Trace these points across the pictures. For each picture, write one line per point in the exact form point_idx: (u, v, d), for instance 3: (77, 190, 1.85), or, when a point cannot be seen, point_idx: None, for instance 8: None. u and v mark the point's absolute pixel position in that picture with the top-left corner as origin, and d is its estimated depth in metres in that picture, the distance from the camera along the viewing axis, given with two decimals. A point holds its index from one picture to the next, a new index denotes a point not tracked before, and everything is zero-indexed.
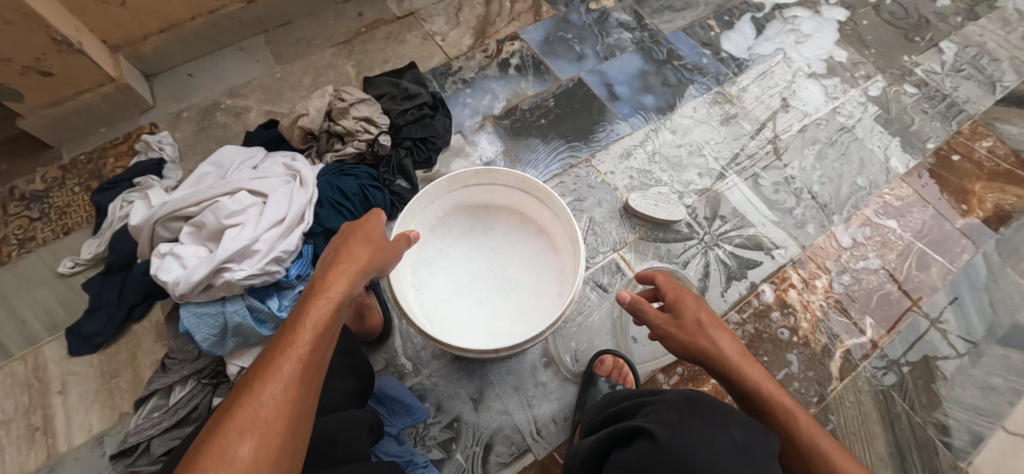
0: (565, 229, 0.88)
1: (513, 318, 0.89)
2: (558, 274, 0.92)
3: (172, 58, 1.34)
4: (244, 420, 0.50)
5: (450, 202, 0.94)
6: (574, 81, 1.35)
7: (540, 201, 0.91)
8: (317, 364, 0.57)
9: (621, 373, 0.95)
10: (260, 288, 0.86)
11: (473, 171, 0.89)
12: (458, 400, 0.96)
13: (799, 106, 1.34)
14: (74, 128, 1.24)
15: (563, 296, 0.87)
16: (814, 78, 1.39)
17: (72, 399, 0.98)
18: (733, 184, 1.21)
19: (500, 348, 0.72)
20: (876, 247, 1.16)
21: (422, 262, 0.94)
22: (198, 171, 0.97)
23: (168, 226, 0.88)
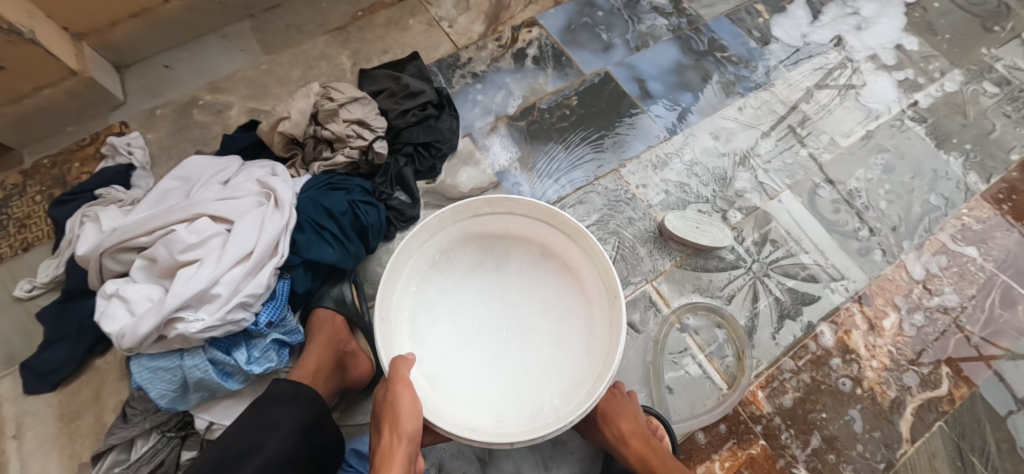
0: (600, 273, 0.73)
1: (530, 380, 0.73)
2: (587, 326, 0.75)
3: (147, 47, 1.18)
4: None
5: (457, 232, 0.79)
6: (601, 75, 1.17)
7: (569, 236, 0.76)
8: None
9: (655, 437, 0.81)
10: (226, 337, 0.74)
11: (487, 198, 0.74)
12: (464, 460, 0.82)
13: (869, 104, 1.16)
14: (35, 128, 1.10)
15: (594, 358, 0.71)
16: (884, 71, 1.20)
17: (26, 444, 0.85)
18: (785, 201, 1.04)
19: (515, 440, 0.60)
20: (953, 280, 0.99)
21: (419, 303, 0.77)
22: (160, 186, 0.83)
23: (117, 258, 0.75)
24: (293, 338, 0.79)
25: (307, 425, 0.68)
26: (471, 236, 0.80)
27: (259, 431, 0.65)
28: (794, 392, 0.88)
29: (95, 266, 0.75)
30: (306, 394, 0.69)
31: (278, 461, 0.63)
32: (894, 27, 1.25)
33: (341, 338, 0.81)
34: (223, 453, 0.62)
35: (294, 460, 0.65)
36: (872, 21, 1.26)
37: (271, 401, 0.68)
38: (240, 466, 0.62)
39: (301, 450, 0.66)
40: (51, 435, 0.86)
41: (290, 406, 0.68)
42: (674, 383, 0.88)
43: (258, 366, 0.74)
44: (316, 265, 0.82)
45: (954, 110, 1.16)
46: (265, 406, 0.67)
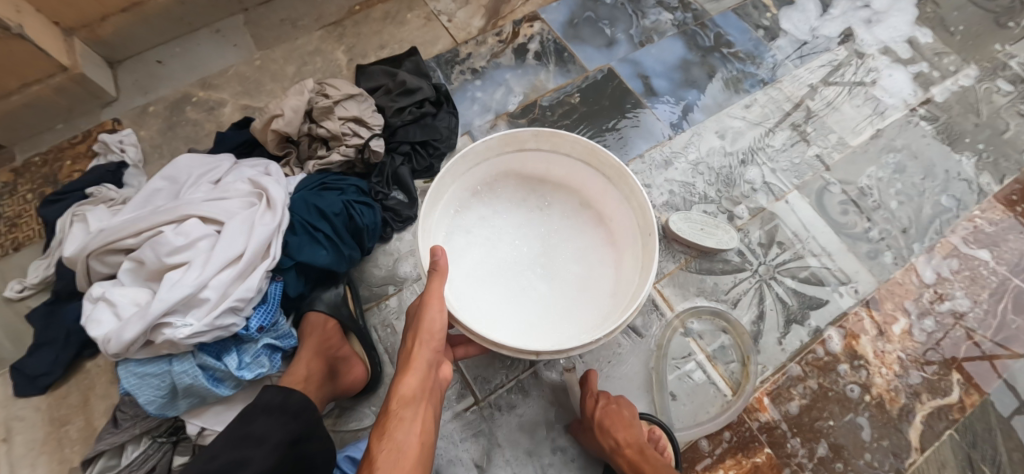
0: (636, 219, 0.72)
1: (557, 315, 0.72)
2: (615, 273, 0.74)
3: (139, 42, 1.16)
4: None
5: (502, 165, 0.78)
6: (603, 72, 1.14)
7: (608, 179, 0.74)
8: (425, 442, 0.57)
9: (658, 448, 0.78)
10: (215, 342, 0.72)
11: (535, 130, 0.72)
12: (461, 466, 0.79)
13: (884, 98, 1.13)
14: (24, 125, 1.07)
15: (619, 299, 0.70)
16: (899, 63, 1.17)
17: (16, 449, 0.84)
18: (792, 201, 1.02)
19: (543, 351, 0.59)
20: (965, 284, 0.96)
21: (456, 229, 0.76)
22: (149, 186, 0.81)
23: (104, 260, 0.73)
24: (285, 342, 0.77)
25: (295, 436, 0.66)
26: (511, 173, 0.79)
27: (245, 444, 0.62)
28: (801, 399, 0.86)
29: (82, 268, 0.73)
30: (295, 404, 0.68)
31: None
32: (906, 21, 1.22)
33: (333, 344, 0.79)
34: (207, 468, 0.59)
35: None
36: (883, 14, 1.23)
37: (258, 412, 0.66)
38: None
39: (289, 463, 0.64)
40: (40, 439, 0.85)
41: (277, 417, 0.66)
42: (677, 389, 0.86)
43: (249, 371, 0.72)
44: (308, 268, 0.81)
45: (966, 109, 1.12)
46: (253, 418, 0.65)
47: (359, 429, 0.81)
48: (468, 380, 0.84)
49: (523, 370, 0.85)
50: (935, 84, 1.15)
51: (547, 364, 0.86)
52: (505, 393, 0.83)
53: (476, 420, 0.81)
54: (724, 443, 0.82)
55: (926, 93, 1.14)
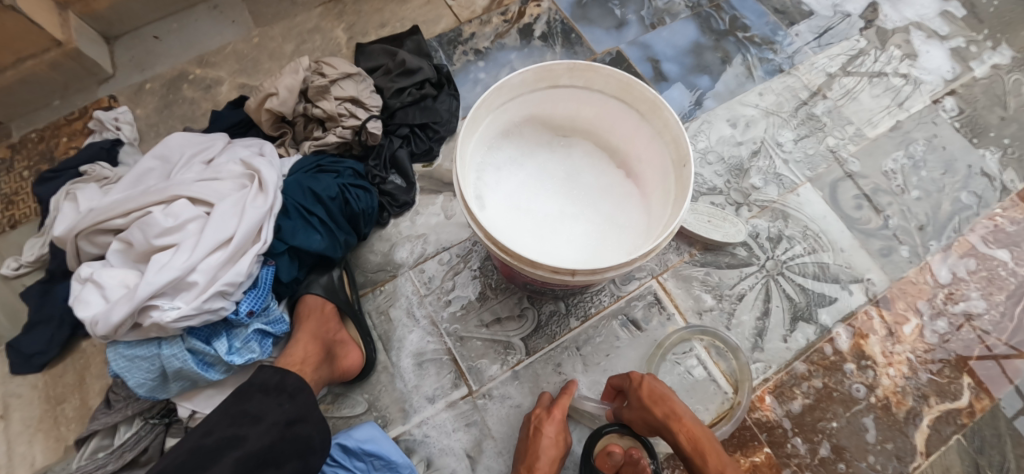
0: (670, 153, 0.64)
1: (589, 249, 0.65)
2: (648, 214, 0.67)
3: (135, 16, 1.14)
4: None
5: (532, 103, 0.69)
6: (612, 55, 1.10)
7: (641, 116, 0.67)
8: None
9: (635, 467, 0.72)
10: (205, 325, 0.70)
11: (571, 62, 0.63)
12: (453, 456, 0.78)
13: (918, 78, 1.09)
14: (19, 100, 1.06)
15: (651, 236, 0.63)
16: (936, 39, 1.13)
17: (13, 426, 0.84)
18: (805, 194, 0.98)
19: (578, 270, 0.55)
20: (981, 285, 0.92)
21: (485, 165, 0.69)
22: (139, 165, 0.79)
23: (94, 241, 0.72)
24: (277, 328, 0.75)
25: (292, 416, 0.64)
26: (540, 114, 0.71)
27: (240, 423, 0.62)
28: (804, 398, 0.83)
29: (72, 248, 0.72)
30: (292, 383, 0.66)
31: (258, 455, 0.60)
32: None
33: (330, 328, 0.78)
34: (201, 445, 0.59)
35: (278, 453, 0.62)
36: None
37: (254, 390, 0.64)
38: (218, 459, 0.58)
39: (284, 444, 0.63)
40: (37, 418, 0.85)
41: (271, 397, 0.65)
42: (677, 385, 0.83)
43: (239, 356, 0.71)
44: (302, 252, 0.78)
45: (993, 101, 1.07)
46: (247, 396, 0.64)
47: (351, 416, 0.80)
48: (463, 370, 0.82)
49: (518, 362, 0.83)
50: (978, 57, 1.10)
51: (543, 356, 0.83)
52: (500, 385, 0.82)
53: (470, 410, 0.80)
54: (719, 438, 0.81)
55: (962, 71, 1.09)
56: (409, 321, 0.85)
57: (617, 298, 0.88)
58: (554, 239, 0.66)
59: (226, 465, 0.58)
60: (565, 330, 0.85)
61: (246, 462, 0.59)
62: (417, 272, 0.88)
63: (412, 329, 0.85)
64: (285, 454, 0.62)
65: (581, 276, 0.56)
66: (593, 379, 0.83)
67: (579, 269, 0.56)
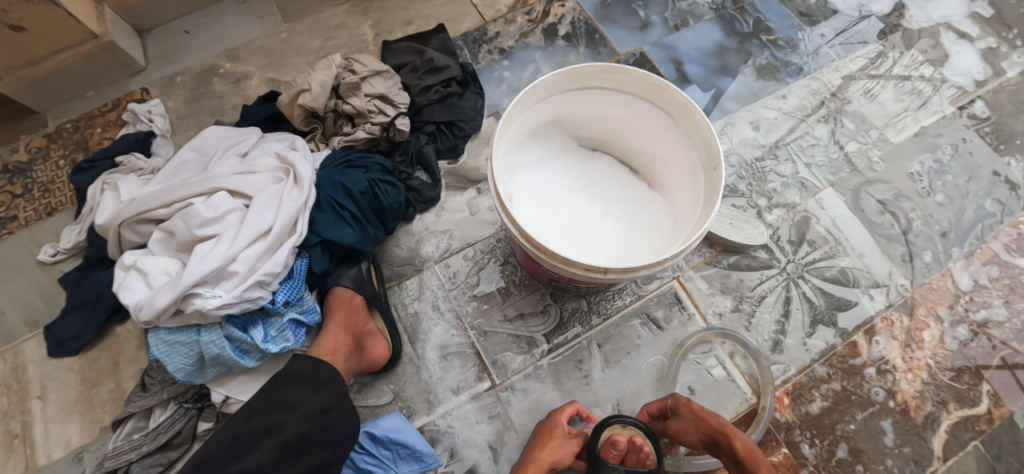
0: (700, 156, 0.66)
1: (615, 246, 0.67)
2: (673, 214, 0.69)
3: (167, 10, 1.16)
4: None
5: (562, 105, 0.71)
6: (635, 56, 1.11)
7: (670, 118, 0.69)
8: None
9: (640, 456, 0.72)
10: (242, 314, 0.73)
11: (603, 65, 0.65)
12: (475, 447, 0.79)
13: (943, 84, 1.09)
14: (55, 91, 1.09)
15: (677, 236, 0.65)
16: (967, 40, 1.12)
17: (50, 407, 0.87)
18: (827, 198, 0.98)
19: (611, 268, 0.56)
20: (1003, 293, 0.92)
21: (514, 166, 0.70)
22: (177, 157, 0.81)
23: (136, 230, 0.74)
24: (310, 318, 0.77)
25: (326, 405, 0.66)
26: (568, 114, 0.73)
27: (279, 409, 0.64)
28: (823, 400, 0.84)
29: (114, 237, 0.74)
30: (325, 373, 0.68)
31: (295, 441, 0.62)
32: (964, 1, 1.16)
33: (359, 320, 0.80)
34: (242, 430, 0.61)
35: (312, 441, 0.63)
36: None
37: (290, 378, 0.67)
38: (258, 444, 0.61)
39: (318, 432, 0.64)
40: (72, 399, 0.88)
41: (306, 386, 0.67)
42: (697, 385, 0.84)
43: (274, 345, 0.73)
44: (333, 245, 0.80)
45: (1020, 108, 1.06)
46: (284, 384, 0.66)
47: (377, 406, 0.82)
48: (486, 364, 0.84)
49: (541, 357, 0.84)
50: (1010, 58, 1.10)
51: (565, 352, 0.85)
52: (523, 379, 0.83)
53: (493, 403, 0.82)
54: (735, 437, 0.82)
55: (995, 69, 1.10)
56: (434, 314, 0.87)
57: (638, 297, 0.89)
58: (581, 236, 0.69)
59: (266, 449, 0.60)
60: (587, 327, 0.87)
61: (284, 447, 0.61)
62: (442, 267, 0.90)
63: (437, 322, 0.87)
64: (317, 442, 0.64)
65: (613, 274, 0.57)
66: (613, 376, 0.84)
67: (613, 267, 0.58)
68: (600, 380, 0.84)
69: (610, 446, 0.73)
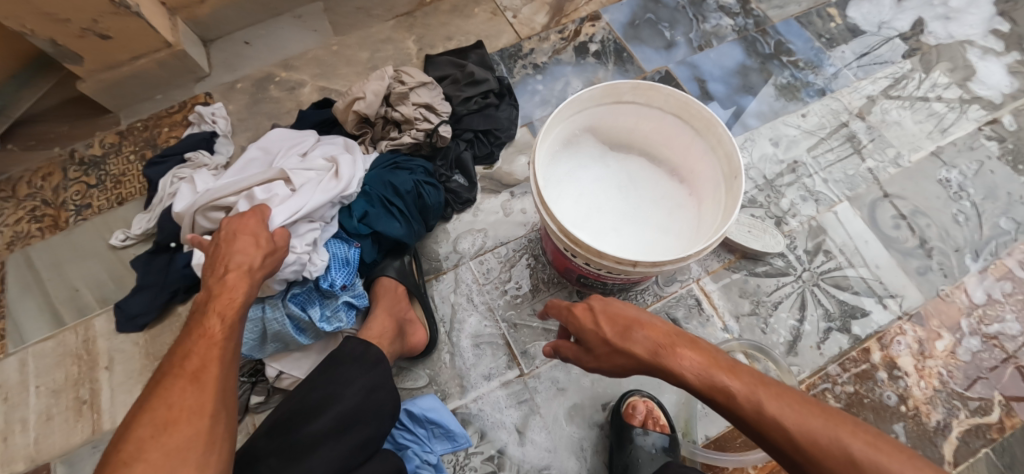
0: (723, 167, 0.72)
1: (642, 245, 0.75)
2: (697, 219, 0.76)
3: (230, 23, 1.28)
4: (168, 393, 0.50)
5: (596, 117, 0.78)
6: (661, 73, 1.18)
7: (696, 132, 0.75)
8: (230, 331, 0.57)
9: (655, 421, 0.82)
10: (302, 295, 0.80)
11: (635, 81, 0.72)
12: (503, 430, 0.86)
13: (961, 106, 1.13)
14: (128, 93, 1.21)
15: (704, 239, 0.72)
16: (992, 55, 1.18)
17: (117, 376, 0.96)
18: (842, 212, 1.03)
19: (641, 261, 0.62)
20: (1017, 307, 0.95)
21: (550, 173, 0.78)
22: (245, 155, 0.91)
23: (208, 216, 0.82)
24: (360, 301, 0.84)
25: (375, 383, 0.72)
26: (602, 125, 0.80)
27: (335, 384, 0.70)
28: (835, 402, 0.88)
29: (188, 222, 0.82)
30: (375, 354, 0.74)
31: (351, 413, 0.68)
32: (984, 21, 1.21)
33: (402, 307, 0.87)
34: (306, 398, 0.68)
35: (364, 414, 0.70)
36: (960, 13, 1.22)
37: (343, 359, 0.73)
38: (321, 413, 0.67)
39: (369, 407, 0.70)
40: (137, 370, 0.97)
41: (359, 365, 0.73)
42: None
43: (328, 324, 0.80)
44: (382, 237, 0.89)
45: None
46: (338, 364, 0.72)
47: (413, 388, 0.89)
48: (516, 354, 0.90)
49: None
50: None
51: None
52: (550, 369, 0.89)
53: (521, 390, 0.88)
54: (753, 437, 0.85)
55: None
56: (468, 306, 0.94)
57: (659, 298, 0.94)
58: (612, 239, 0.76)
59: (327, 418, 0.66)
60: None
61: (341, 418, 0.67)
62: (477, 263, 0.97)
63: (471, 313, 0.93)
64: (368, 417, 0.70)
65: (642, 268, 0.63)
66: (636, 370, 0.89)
67: (641, 261, 0.64)
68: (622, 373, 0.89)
69: (631, 410, 0.82)
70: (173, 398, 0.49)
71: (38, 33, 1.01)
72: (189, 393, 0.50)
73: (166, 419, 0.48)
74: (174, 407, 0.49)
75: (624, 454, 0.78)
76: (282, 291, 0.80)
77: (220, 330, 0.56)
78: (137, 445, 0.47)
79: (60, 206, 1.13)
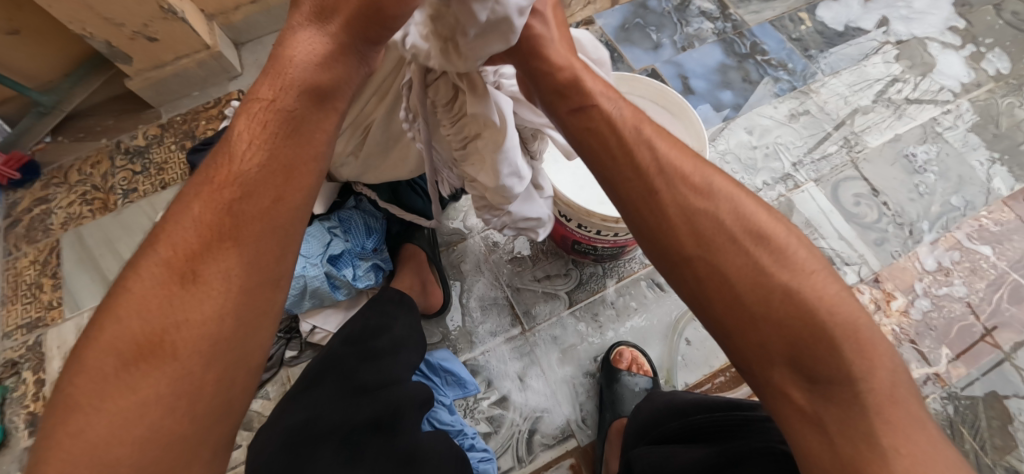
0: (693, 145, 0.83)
1: None
2: None
3: (261, 28, 1.42)
4: (141, 300, 0.41)
5: None
6: (648, 71, 1.31)
7: (673, 117, 0.86)
8: (223, 219, 0.45)
9: (640, 366, 0.94)
10: (337, 257, 0.93)
11: (618, 75, 0.87)
12: (507, 378, 0.98)
13: (918, 98, 1.26)
14: (170, 90, 1.35)
15: None
16: (951, 49, 1.31)
17: None
18: (809, 191, 1.15)
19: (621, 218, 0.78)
20: (964, 274, 1.07)
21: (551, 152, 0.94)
22: None
23: None
24: (387, 264, 0.97)
25: (413, 323, 0.87)
26: None
27: (387, 316, 0.84)
28: None
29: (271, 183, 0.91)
30: (410, 301, 0.89)
31: (402, 338, 0.82)
32: (943, 21, 1.34)
33: (426, 271, 1.00)
34: (367, 323, 0.81)
35: (410, 342, 0.84)
36: (921, 13, 1.35)
37: (388, 301, 0.86)
38: (379, 335, 0.80)
39: (413, 337, 0.85)
40: None
41: (399, 307, 0.88)
42: (694, 336, 1.00)
43: (361, 282, 0.94)
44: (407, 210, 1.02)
45: (987, 120, 1.23)
46: (383, 303, 0.85)
47: (429, 344, 1.01)
48: (519, 313, 1.03)
49: (564, 309, 1.03)
50: (990, 69, 1.28)
51: (583, 307, 1.03)
52: (549, 326, 1.01)
53: (523, 344, 1.00)
54: (726, 383, 0.97)
55: (977, 76, 1.28)
56: (476, 272, 1.06)
57: (645, 265, 1.06)
58: None
59: (386, 338, 0.80)
60: (603, 287, 1.04)
61: (396, 339, 0.81)
62: (484, 236, 1.09)
63: (479, 278, 1.06)
64: (411, 349, 0.83)
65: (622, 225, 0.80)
66: (625, 326, 1.01)
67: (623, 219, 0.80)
68: (611, 329, 1.01)
69: (618, 357, 0.95)
70: (149, 307, 0.41)
71: (96, 36, 1.15)
72: (174, 312, 0.41)
73: (146, 341, 0.40)
74: (153, 322, 0.41)
75: (613, 392, 0.90)
76: (321, 254, 0.92)
77: (207, 226, 0.44)
78: (96, 378, 0.39)
79: (109, 190, 1.27)
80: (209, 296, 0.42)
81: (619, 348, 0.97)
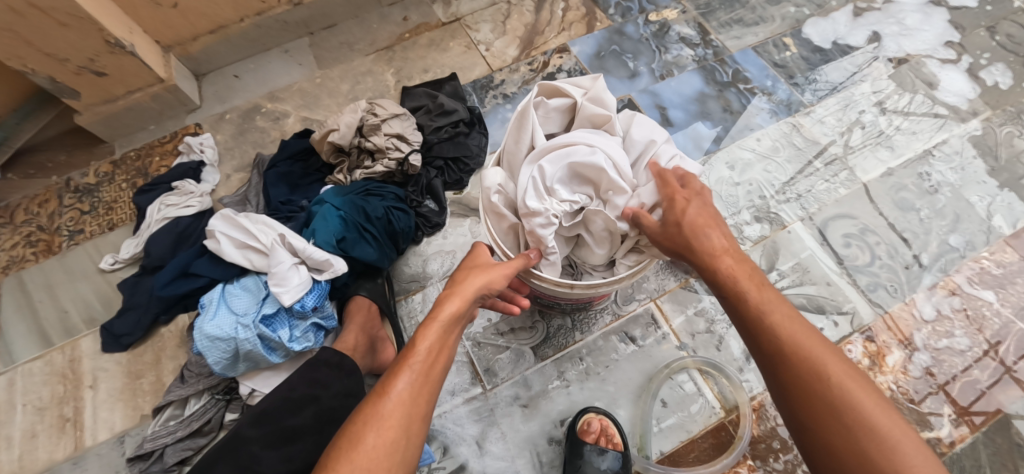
0: None
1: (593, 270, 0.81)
2: None
3: (221, 58, 1.36)
4: (372, 413, 0.54)
5: None
6: (624, 102, 1.24)
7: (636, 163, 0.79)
8: (433, 372, 0.59)
9: (609, 438, 0.86)
10: (273, 316, 0.86)
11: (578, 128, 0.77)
12: (464, 444, 0.89)
13: (912, 127, 1.18)
14: (123, 124, 1.28)
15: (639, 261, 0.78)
16: (951, 64, 1.24)
17: (100, 395, 1.01)
18: (796, 231, 1.07)
19: (576, 284, 0.72)
20: (965, 323, 0.98)
21: None
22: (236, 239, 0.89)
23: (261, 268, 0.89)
24: (329, 323, 0.91)
25: (348, 391, 0.80)
26: None
27: (314, 386, 0.77)
28: None
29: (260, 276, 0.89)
30: (350, 364, 0.81)
31: (328, 411, 0.77)
32: (936, 38, 1.28)
33: (374, 326, 0.92)
34: (290, 396, 0.75)
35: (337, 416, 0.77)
36: (914, 30, 1.29)
37: (322, 364, 0.79)
38: (303, 409, 0.75)
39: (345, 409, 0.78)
40: (119, 389, 1.01)
41: (337, 371, 0.80)
42: (668, 396, 0.92)
43: (298, 344, 0.86)
44: (356, 261, 0.94)
45: (985, 152, 1.14)
46: (317, 367, 0.79)
47: None
48: (479, 371, 0.94)
49: (529, 367, 0.94)
50: (989, 81, 1.22)
51: (550, 364, 0.94)
52: (510, 385, 0.93)
53: (482, 406, 0.92)
54: (705, 450, 0.88)
55: (973, 103, 1.20)
56: None
57: (618, 316, 0.98)
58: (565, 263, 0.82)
59: (308, 415, 0.75)
60: (570, 342, 0.96)
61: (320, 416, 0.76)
62: (444, 284, 1.02)
63: None
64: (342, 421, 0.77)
65: (579, 289, 0.73)
66: (591, 386, 0.93)
67: (577, 284, 0.73)
68: (579, 388, 0.93)
69: (586, 427, 0.87)
70: (377, 429, 0.53)
71: (38, 71, 1.09)
72: (387, 429, 0.53)
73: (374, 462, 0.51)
74: (380, 439, 0.52)
75: (576, 469, 0.82)
76: (255, 313, 0.85)
77: (423, 374, 0.58)
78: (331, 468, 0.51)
79: (54, 231, 1.19)
80: (414, 401, 0.56)
81: (586, 417, 0.88)
